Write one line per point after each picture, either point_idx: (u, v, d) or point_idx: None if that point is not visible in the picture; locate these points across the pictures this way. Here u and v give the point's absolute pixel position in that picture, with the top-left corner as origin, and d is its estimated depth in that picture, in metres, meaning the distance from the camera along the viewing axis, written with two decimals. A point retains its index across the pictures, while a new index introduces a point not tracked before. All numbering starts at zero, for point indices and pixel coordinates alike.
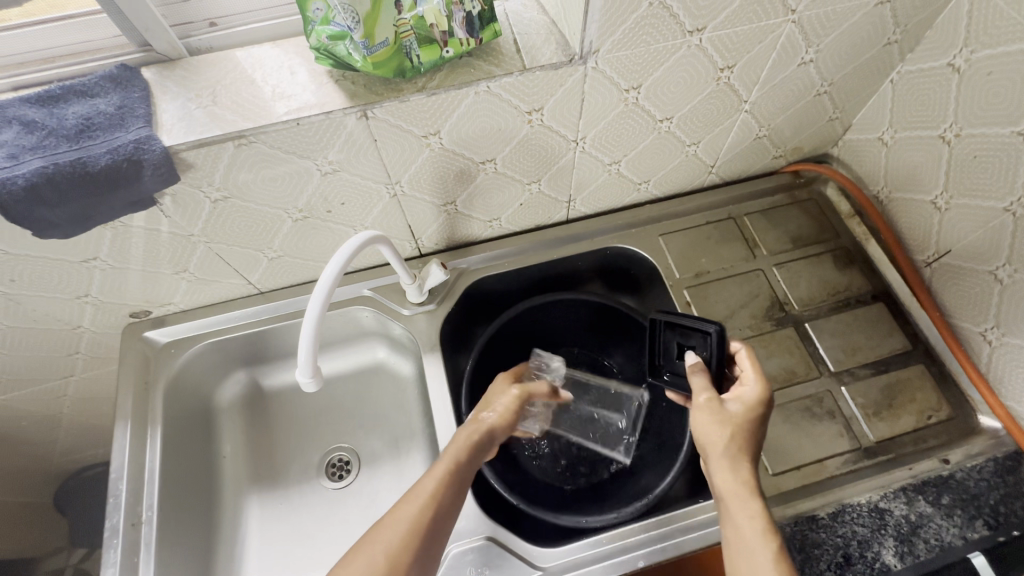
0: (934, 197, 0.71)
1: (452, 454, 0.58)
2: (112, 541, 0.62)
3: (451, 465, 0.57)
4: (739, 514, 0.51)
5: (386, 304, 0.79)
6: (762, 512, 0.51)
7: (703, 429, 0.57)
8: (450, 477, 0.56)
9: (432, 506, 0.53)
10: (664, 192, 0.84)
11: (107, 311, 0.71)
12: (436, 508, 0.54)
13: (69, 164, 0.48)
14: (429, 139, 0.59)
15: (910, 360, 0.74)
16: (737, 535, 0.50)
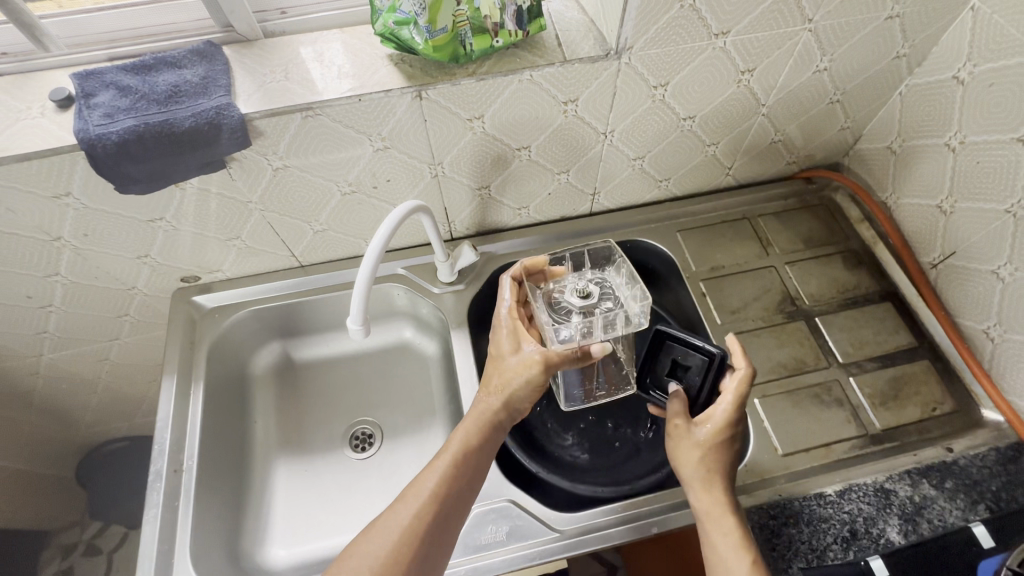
0: (940, 202, 0.76)
1: (461, 443, 0.59)
2: (155, 484, 0.67)
3: (461, 457, 0.58)
4: (714, 531, 0.57)
5: (417, 282, 0.84)
6: (734, 530, 0.57)
7: (678, 455, 0.62)
8: (464, 468, 0.58)
9: (442, 505, 0.56)
10: (683, 191, 0.89)
11: (161, 274, 0.77)
12: (447, 505, 0.56)
13: (157, 124, 0.54)
14: (473, 122, 0.65)
15: (915, 356, 0.77)
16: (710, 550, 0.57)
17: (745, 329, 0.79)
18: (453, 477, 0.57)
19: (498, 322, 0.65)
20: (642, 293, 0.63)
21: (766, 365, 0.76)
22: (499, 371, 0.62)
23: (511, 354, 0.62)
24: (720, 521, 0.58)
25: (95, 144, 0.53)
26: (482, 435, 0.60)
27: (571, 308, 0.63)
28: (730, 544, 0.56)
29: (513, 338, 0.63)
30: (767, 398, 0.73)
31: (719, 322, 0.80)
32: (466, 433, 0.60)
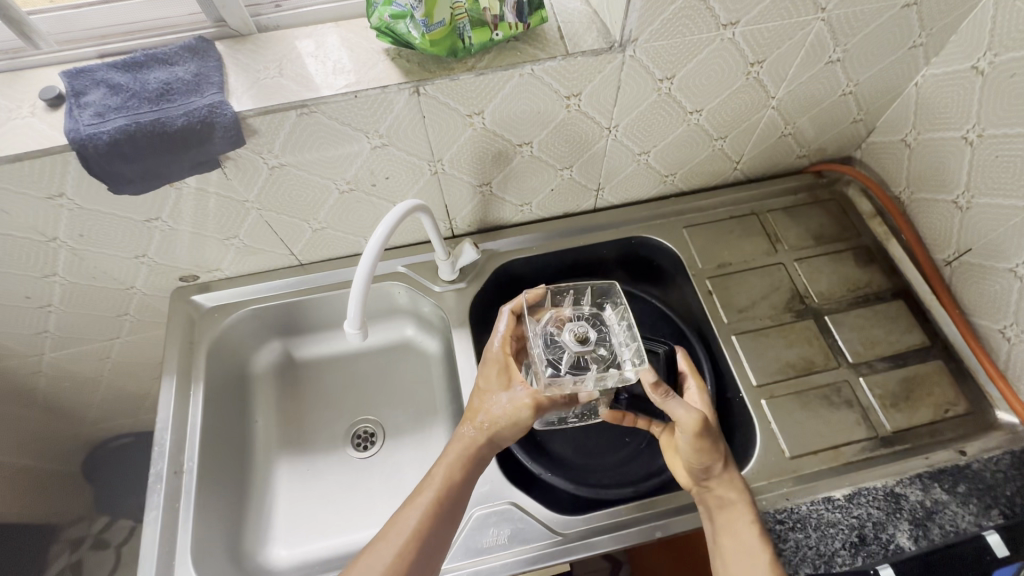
0: (956, 196, 0.73)
1: (441, 478, 0.59)
2: (156, 486, 0.66)
3: (442, 492, 0.59)
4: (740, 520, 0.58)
5: (418, 281, 0.82)
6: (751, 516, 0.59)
7: (690, 452, 0.60)
8: (447, 503, 0.58)
9: (423, 542, 0.56)
10: (689, 186, 0.87)
11: (159, 274, 0.76)
12: (428, 542, 0.56)
13: (149, 123, 0.52)
14: (473, 118, 0.63)
15: (927, 355, 0.75)
16: (734, 542, 0.57)
17: (752, 328, 0.78)
18: (434, 511, 0.58)
19: (489, 355, 0.66)
20: (638, 354, 0.61)
21: (773, 366, 0.74)
22: (486, 407, 0.64)
23: (502, 389, 0.64)
24: (741, 512, 0.59)
25: (86, 144, 0.52)
26: (465, 467, 0.61)
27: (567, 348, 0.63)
28: (753, 534, 0.58)
29: (503, 381, 0.64)
30: (774, 399, 0.71)
31: (725, 321, 0.78)
32: (448, 466, 0.61)
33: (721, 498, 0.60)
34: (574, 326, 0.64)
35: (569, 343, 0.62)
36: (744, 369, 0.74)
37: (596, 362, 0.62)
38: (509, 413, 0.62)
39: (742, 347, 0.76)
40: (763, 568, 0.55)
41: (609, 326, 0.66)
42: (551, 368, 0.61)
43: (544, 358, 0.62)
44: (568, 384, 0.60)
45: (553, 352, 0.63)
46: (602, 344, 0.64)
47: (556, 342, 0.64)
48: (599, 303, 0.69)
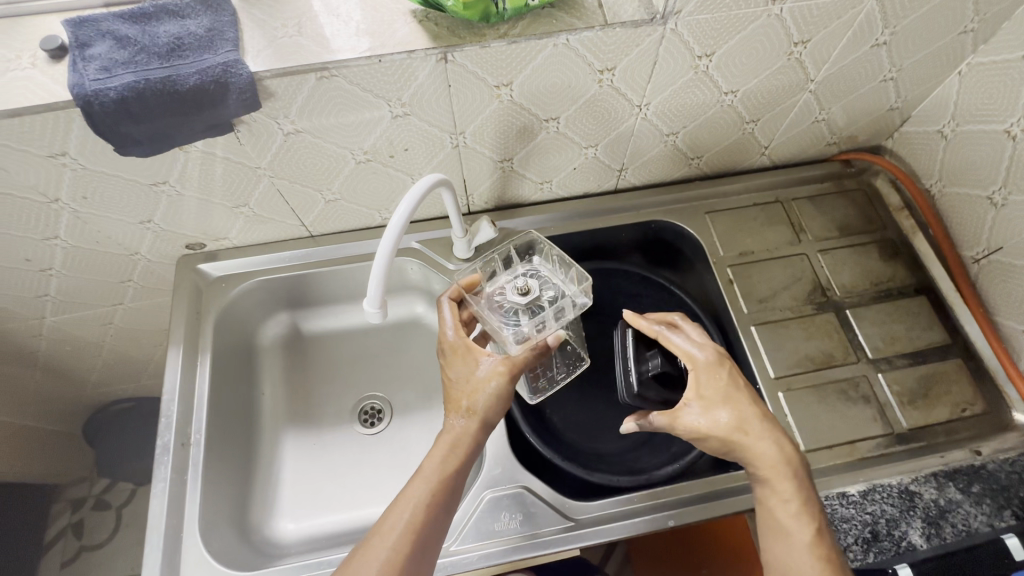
0: (991, 193, 0.71)
1: (432, 466, 0.56)
2: (162, 458, 0.65)
3: (438, 485, 0.55)
4: (772, 499, 0.55)
5: (432, 257, 0.80)
6: (796, 493, 0.54)
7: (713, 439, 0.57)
8: (439, 497, 0.55)
9: (420, 536, 0.53)
10: (714, 169, 0.84)
11: (165, 241, 0.73)
12: (424, 535, 0.53)
13: (160, 81, 0.49)
14: (500, 90, 0.59)
15: (948, 354, 0.74)
16: (771, 523, 0.55)
17: (773, 319, 0.76)
18: (429, 507, 0.54)
19: (448, 348, 0.62)
20: (577, 274, 0.68)
21: (792, 359, 0.73)
22: (466, 391, 0.59)
23: (472, 370, 0.60)
24: (778, 491, 0.55)
25: (92, 101, 0.48)
26: (462, 455, 0.57)
27: (516, 306, 0.67)
28: (790, 513, 0.54)
29: (465, 362, 0.61)
30: (791, 391, 0.71)
31: (745, 311, 0.77)
32: (441, 457, 0.57)
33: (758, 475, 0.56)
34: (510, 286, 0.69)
35: (515, 301, 0.67)
36: (762, 360, 0.73)
37: (545, 301, 0.68)
38: (485, 386, 0.59)
39: (760, 338, 0.75)
40: (801, 548, 0.53)
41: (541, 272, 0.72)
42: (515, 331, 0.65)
43: (502, 325, 0.66)
44: (535, 337, 0.64)
45: (505, 315, 0.67)
46: (545, 288, 0.70)
47: (505, 309, 0.68)
48: (526, 256, 0.74)
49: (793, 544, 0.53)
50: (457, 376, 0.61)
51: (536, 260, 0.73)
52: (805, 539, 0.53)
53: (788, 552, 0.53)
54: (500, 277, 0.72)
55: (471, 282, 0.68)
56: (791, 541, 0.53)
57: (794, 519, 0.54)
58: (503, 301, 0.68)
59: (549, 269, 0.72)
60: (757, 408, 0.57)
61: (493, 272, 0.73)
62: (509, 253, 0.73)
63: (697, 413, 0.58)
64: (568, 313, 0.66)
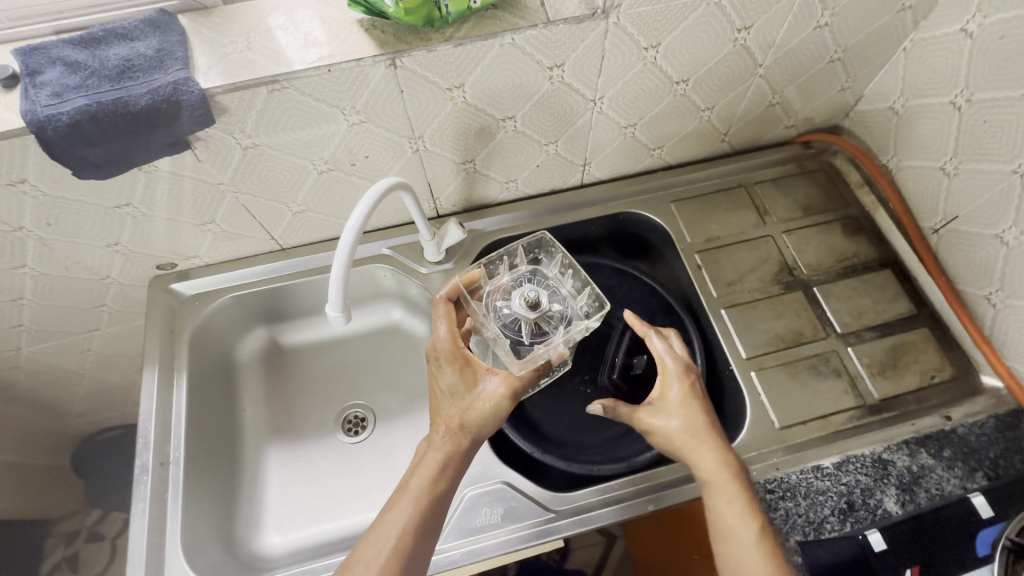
0: (943, 163, 0.73)
1: (419, 482, 0.57)
2: (141, 478, 0.65)
3: (422, 505, 0.56)
4: (718, 501, 0.56)
5: (404, 263, 0.81)
6: (743, 496, 0.55)
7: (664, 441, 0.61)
8: (423, 518, 0.55)
9: (406, 558, 0.53)
10: (677, 159, 0.86)
11: (135, 262, 0.73)
12: (411, 557, 0.53)
13: (111, 103, 0.50)
14: (453, 92, 0.61)
15: (915, 323, 0.75)
16: (721, 526, 0.55)
17: (742, 301, 0.77)
18: (414, 529, 0.54)
19: (444, 358, 0.61)
20: (592, 296, 0.68)
21: (763, 339, 0.74)
22: (462, 407, 0.61)
23: (473, 387, 0.61)
24: (724, 491, 0.56)
25: (45, 127, 0.49)
26: (450, 468, 0.59)
27: (522, 318, 0.67)
28: (736, 513, 0.54)
29: (463, 376, 0.61)
30: (763, 370, 0.72)
31: (714, 295, 0.78)
32: (424, 477, 0.57)
33: (702, 475, 0.57)
34: (519, 298, 0.67)
35: (522, 311, 0.66)
36: (734, 342, 0.74)
37: (551, 317, 0.68)
38: (486, 404, 0.60)
39: (731, 320, 0.76)
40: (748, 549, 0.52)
41: (549, 277, 0.72)
42: (517, 344, 0.67)
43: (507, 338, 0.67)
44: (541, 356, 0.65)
45: (509, 324, 0.68)
46: (554, 303, 0.69)
47: (510, 319, 0.68)
48: (534, 256, 0.74)
49: (744, 544, 0.53)
50: (449, 388, 0.61)
51: (544, 262, 0.73)
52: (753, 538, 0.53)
53: (733, 550, 0.53)
54: (504, 273, 0.71)
55: (472, 279, 0.68)
56: (736, 536, 0.53)
57: (738, 518, 0.54)
58: (508, 310, 0.68)
59: (558, 276, 0.71)
60: (709, 414, 0.60)
61: (493, 270, 0.71)
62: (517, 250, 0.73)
63: (654, 413, 0.61)
64: (576, 336, 0.67)
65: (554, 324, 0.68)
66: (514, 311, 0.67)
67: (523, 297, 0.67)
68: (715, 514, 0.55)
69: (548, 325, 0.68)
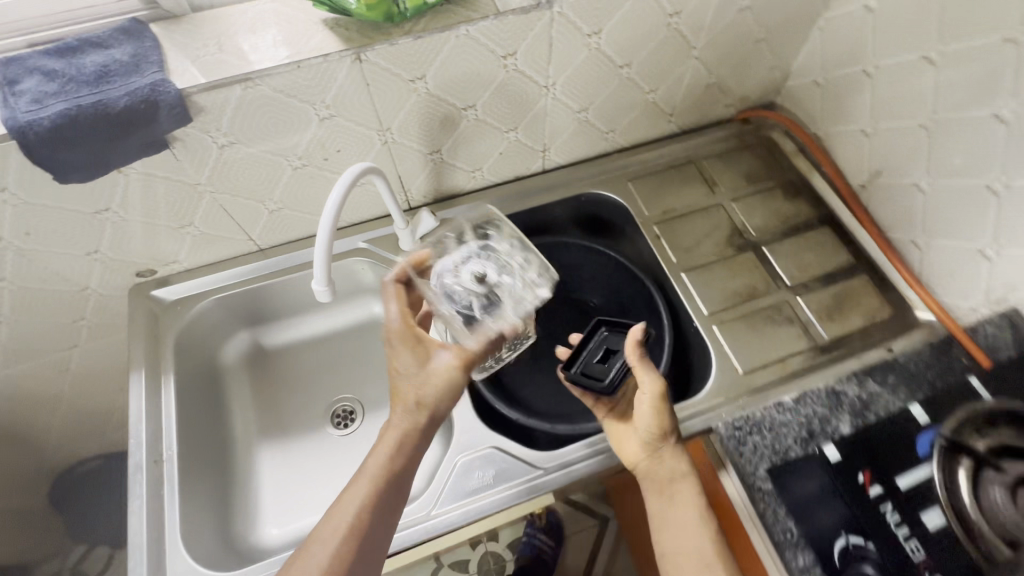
0: (863, 125, 0.81)
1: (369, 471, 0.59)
2: (136, 477, 0.66)
3: (378, 483, 0.58)
4: (678, 498, 0.62)
5: (381, 255, 0.84)
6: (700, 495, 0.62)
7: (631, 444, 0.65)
8: (379, 495, 0.58)
9: (360, 537, 0.56)
10: (630, 140, 0.92)
11: (115, 271, 0.74)
12: (366, 535, 0.56)
13: (91, 106, 0.52)
14: (416, 83, 0.65)
15: (854, 272, 0.83)
16: (677, 518, 0.62)
17: (700, 264, 0.84)
18: (370, 507, 0.57)
19: (392, 337, 0.62)
20: (543, 272, 0.72)
21: (721, 296, 0.81)
22: (415, 383, 0.61)
23: (425, 363, 0.62)
24: (687, 489, 0.62)
25: (27, 131, 0.51)
26: (400, 454, 0.60)
27: (471, 293, 0.69)
28: (695, 511, 0.61)
29: (415, 354, 0.62)
30: (724, 324, 0.78)
31: (674, 261, 0.84)
32: (381, 456, 0.59)
33: (664, 479, 0.63)
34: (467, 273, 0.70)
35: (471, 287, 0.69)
36: (695, 300, 0.81)
37: (498, 290, 0.70)
38: (437, 382, 0.61)
39: (691, 282, 0.82)
40: (703, 539, 0.60)
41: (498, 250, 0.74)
42: (468, 318, 0.67)
43: (453, 313, 0.68)
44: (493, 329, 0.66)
45: (456, 299, 0.69)
46: (501, 274, 0.71)
47: (457, 293, 0.69)
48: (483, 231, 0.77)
49: (700, 536, 0.60)
50: (400, 367, 0.62)
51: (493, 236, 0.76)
52: (707, 531, 0.60)
53: (686, 540, 0.60)
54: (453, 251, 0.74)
55: (420, 260, 0.71)
56: (691, 534, 0.60)
57: (697, 517, 0.61)
58: (457, 285, 0.70)
59: (505, 248, 0.75)
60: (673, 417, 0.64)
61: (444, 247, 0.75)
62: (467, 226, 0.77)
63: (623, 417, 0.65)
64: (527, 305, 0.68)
65: (503, 296, 0.70)
66: (462, 286, 0.69)
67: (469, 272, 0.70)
68: (677, 508, 0.62)
69: (499, 296, 0.70)
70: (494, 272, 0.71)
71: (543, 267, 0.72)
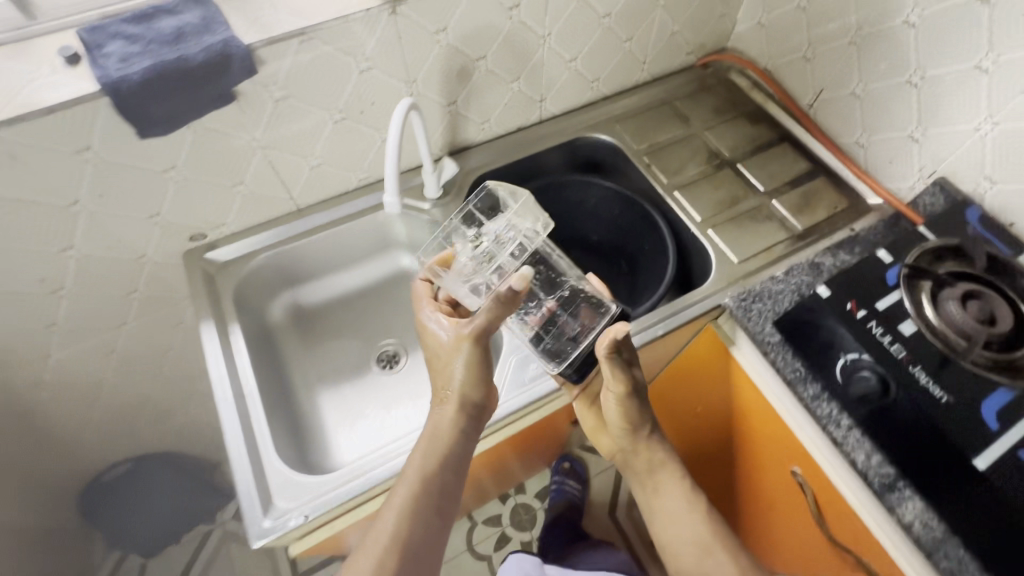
0: (803, 52, 0.97)
1: (405, 501, 0.60)
2: (224, 407, 0.72)
3: (418, 489, 0.61)
4: (667, 488, 0.74)
5: (410, 203, 0.92)
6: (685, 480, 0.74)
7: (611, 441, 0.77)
8: (421, 502, 0.61)
9: (405, 546, 0.58)
10: (611, 89, 1.05)
11: (171, 235, 0.80)
12: (412, 543, 0.59)
13: (174, 61, 0.60)
14: (439, 35, 0.76)
15: (814, 176, 0.98)
16: (670, 506, 0.73)
17: (687, 183, 0.97)
18: (413, 514, 0.60)
19: (421, 323, 0.71)
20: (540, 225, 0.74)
21: (709, 206, 0.94)
22: (441, 355, 0.68)
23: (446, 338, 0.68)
24: (672, 476, 0.74)
25: (121, 85, 0.59)
26: (435, 473, 0.62)
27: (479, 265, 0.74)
28: (681, 497, 0.73)
29: (437, 329, 0.69)
30: (716, 227, 0.91)
31: (665, 183, 0.97)
32: (421, 463, 0.63)
33: (650, 471, 0.75)
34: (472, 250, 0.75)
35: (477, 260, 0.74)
36: (689, 211, 0.94)
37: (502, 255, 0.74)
38: (457, 355, 0.66)
39: (683, 198, 0.95)
40: (697, 520, 0.71)
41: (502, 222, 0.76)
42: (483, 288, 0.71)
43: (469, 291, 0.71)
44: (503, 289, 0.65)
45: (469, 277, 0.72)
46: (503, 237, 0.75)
47: (468, 271, 0.73)
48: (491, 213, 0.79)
49: (691, 522, 0.71)
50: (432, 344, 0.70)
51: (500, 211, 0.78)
52: (697, 514, 0.71)
53: (679, 525, 0.72)
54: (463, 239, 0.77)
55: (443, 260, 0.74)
56: (681, 520, 0.72)
57: (686, 503, 0.73)
58: (466, 264, 0.73)
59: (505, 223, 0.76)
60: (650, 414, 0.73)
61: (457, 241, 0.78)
62: (474, 212, 0.79)
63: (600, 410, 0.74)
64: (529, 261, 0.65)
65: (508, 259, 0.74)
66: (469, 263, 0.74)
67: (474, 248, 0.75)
68: (665, 496, 0.74)
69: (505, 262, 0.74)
70: (503, 250, 0.74)
71: (541, 224, 0.74)
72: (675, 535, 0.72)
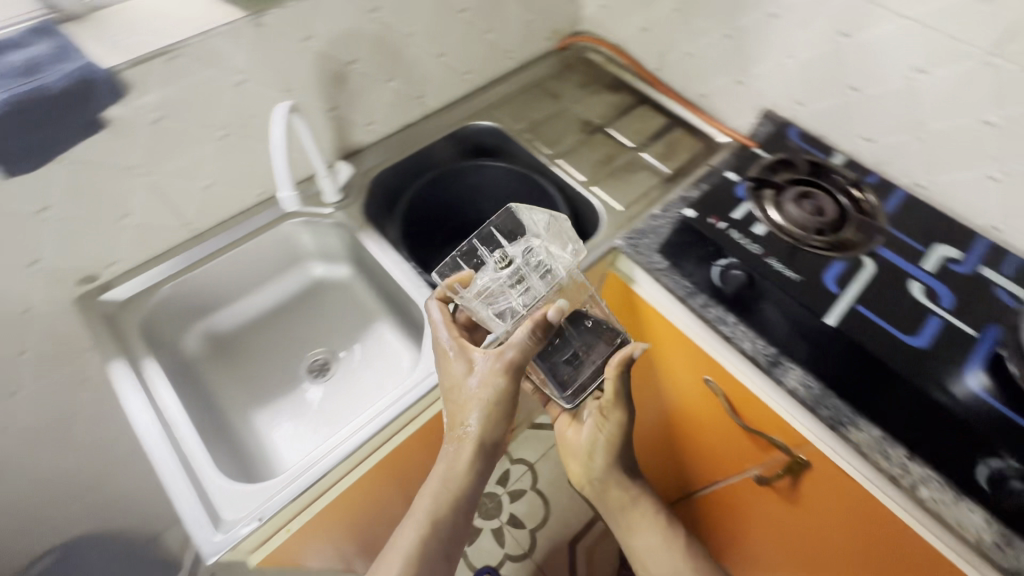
0: (640, 24, 1.11)
1: (411, 547, 0.63)
2: (149, 438, 0.70)
3: (426, 528, 0.64)
4: (634, 517, 0.83)
5: (310, 210, 0.94)
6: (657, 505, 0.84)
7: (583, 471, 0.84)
8: (427, 542, 0.64)
9: None
10: (485, 79, 1.13)
11: (57, 281, 0.76)
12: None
13: (31, 91, 0.59)
14: (306, 42, 0.79)
15: (673, 128, 1.11)
16: (640, 530, 0.82)
17: (568, 150, 1.07)
18: (418, 554, 0.63)
19: (443, 351, 0.70)
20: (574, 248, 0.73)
21: (590, 166, 1.05)
22: (460, 390, 0.67)
23: (469, 372, 0.67)
24: (643, 504, 0.83)
25: None
26: (445, 517, 0.65)
27: (500, 283, 0.72)
28: (655, 525, 0.82)
29: (460, 360, 0.68)
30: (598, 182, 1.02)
31: (548, 153, 1.07)
32: (428, 502, 0.65)
33: (621, 504, 0.83)
34: (492, 266, 0.73)
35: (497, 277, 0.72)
36: (573, 173, 1.04)
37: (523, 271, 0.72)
38: (487, 388, 0.65)
39: (566, 163, 1.05)
40: (663, 540, 0.81)
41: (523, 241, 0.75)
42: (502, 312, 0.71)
43: (492, 315, 0.71)
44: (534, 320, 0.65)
45: (490, 297, 0.71)
46: (531, 255, 0.73)
47: (488, 292, 0.71)
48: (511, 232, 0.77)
49: (661, 540, 0.81)
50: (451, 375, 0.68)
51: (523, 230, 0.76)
52: (666, 536, 0.82)
53: (646, 543, 0.82)
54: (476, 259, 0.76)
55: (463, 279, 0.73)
56: (652, 539, 0.82)
57: (656, 527, 0.82)
58: (488, 283, 0.72)
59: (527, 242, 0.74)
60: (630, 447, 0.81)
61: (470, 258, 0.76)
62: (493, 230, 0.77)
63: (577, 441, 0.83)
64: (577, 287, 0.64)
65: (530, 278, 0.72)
66: (488, 283, 0.72)
67: (494, 264, 0.73)
68: (637, 525, 0.82)
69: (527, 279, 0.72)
70: (530, 275, 0.72)
71: (571, 247, 0.74)
72: (644, 552, 0.82)
